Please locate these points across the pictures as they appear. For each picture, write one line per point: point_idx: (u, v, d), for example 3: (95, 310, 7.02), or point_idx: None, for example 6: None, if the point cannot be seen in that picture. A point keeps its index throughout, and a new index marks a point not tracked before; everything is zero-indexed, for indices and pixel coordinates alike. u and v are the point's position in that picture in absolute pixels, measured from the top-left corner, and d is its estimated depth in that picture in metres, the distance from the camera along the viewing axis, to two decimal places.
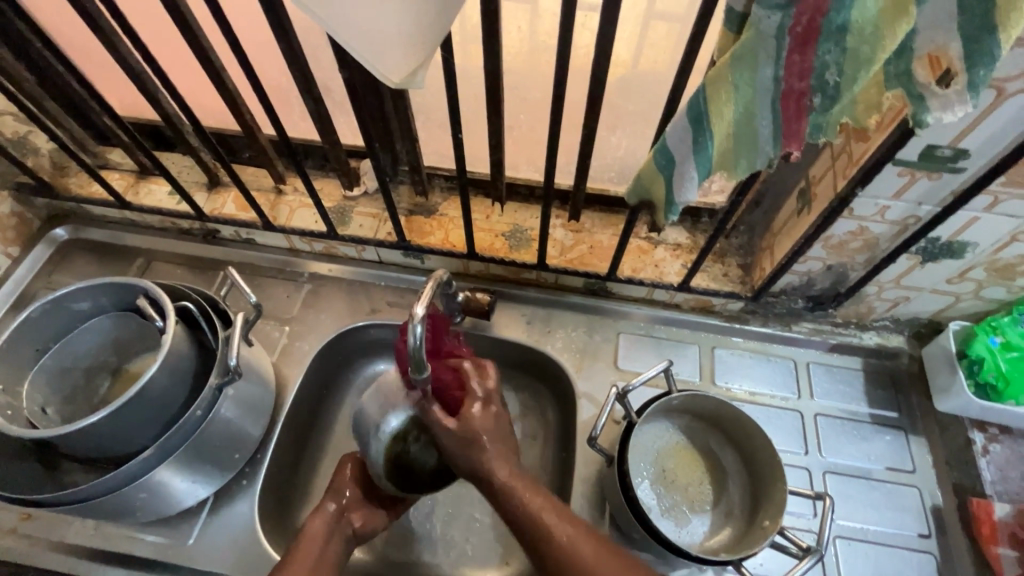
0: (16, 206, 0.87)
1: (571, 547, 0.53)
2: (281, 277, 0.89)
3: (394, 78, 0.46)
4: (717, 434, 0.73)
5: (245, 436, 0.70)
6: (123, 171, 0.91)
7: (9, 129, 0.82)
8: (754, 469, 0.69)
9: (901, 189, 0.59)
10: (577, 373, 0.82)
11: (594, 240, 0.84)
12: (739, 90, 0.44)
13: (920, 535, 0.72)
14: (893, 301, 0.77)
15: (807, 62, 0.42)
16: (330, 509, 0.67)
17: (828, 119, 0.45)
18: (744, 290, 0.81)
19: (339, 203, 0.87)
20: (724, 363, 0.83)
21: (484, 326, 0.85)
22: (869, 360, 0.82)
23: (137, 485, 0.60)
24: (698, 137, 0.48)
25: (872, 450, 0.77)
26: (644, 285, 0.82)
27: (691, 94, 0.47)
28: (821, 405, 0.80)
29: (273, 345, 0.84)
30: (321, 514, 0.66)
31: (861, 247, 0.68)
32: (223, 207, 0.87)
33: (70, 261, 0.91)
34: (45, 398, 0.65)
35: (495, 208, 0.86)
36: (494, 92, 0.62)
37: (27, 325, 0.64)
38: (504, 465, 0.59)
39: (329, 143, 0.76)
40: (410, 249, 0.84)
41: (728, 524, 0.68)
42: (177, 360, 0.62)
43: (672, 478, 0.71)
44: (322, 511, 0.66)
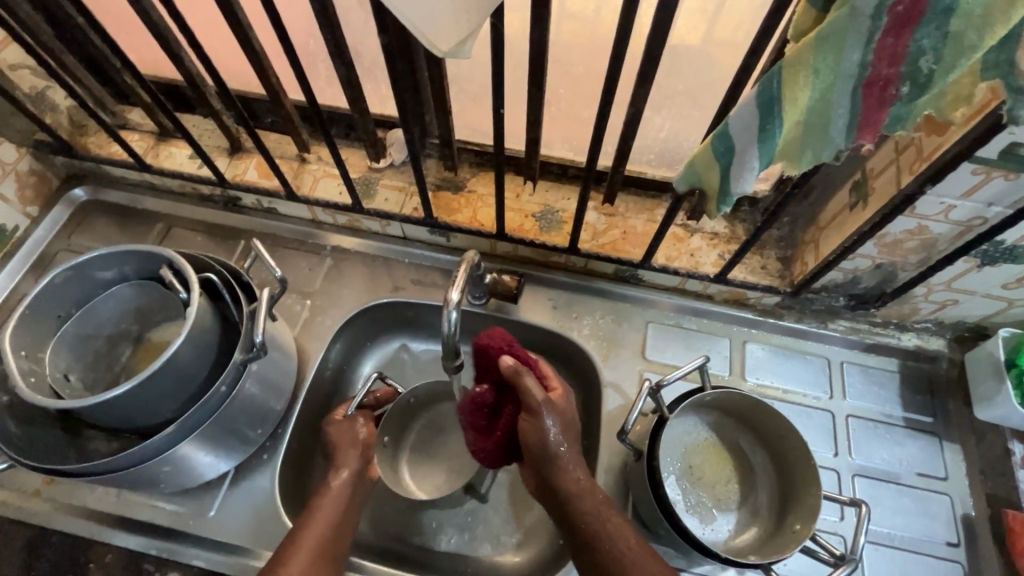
0: (35, 163, 0.85)
1: (622, 554, 0.56)
2: (302, 248, 0.87)
3: (443, 47, 0.43)
4: (748, 432, 0.71)
5: (269, 411, 0.70)
6: (143, 133, 0.88)
7: (27, 84, 0.79)
8: (785, 470, 0.67)
9: (971, 189, 0.55)
10: (604, 362, 0.80)
11: (627, 225, 0.81)
12: (819, 75, 0.41)
13: (948, 544, 0.71)
14: (941, 304, 0.73)
15: (901, 46, 0.38)
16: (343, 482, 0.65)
17: (911, 111, 0.42)
18: (783, 285, 0.78)
19: (364, 175, 0.85)
20: (755, 359, 0.81)
21: (510, 309, 0.83)
22: (905, 362, 0.80)
23: (161, 459, 0.59)
24: (767, 124, 0.45)
25: (904, 454, 0.75)
26: (678, 275, 0.79)
27: (764, 76, 0.43)
28: (853, 406, 0.78)
29: (295, 318, 0.82)
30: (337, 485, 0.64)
31: (917, 247, 0.64)
32: (245, 174, 0.85)
33: (90, 222, 0.89)
34: (68, 364, 0.64)
35: (526, 186, 0.83)
36: (538, 63, 0.58)
37: (49, 290, 0.62)
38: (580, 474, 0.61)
39: (357, 111, 0.73)
40: (437, 226, 0.81)
41: (754, 523, 0.67)
42: (201, 332, 0.61)
43: (699, 475, 0.69)
44: (338, 479, 0.64)
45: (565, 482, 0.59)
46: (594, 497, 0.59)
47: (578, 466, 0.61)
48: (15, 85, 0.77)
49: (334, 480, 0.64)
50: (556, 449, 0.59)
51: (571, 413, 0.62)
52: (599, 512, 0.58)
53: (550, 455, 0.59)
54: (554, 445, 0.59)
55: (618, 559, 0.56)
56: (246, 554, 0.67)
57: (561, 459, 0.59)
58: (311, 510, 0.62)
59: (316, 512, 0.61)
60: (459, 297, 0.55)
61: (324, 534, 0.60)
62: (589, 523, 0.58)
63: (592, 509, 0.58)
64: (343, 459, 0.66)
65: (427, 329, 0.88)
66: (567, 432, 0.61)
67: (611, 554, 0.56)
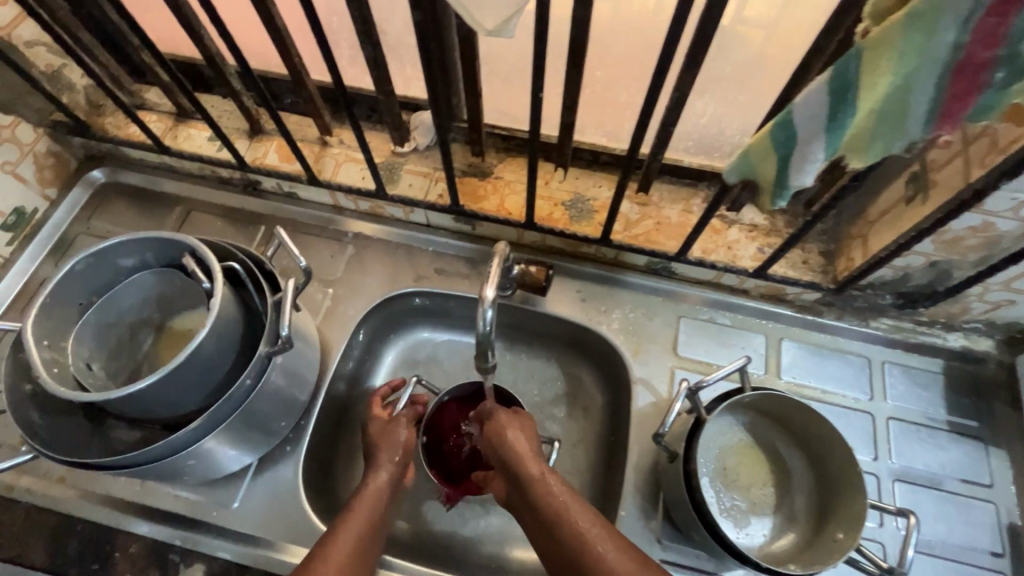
0: (52, 144, 0.83)
1: (581, 531, 0.52)
2: (324, 235, 0.85)
3: (488, 25, 0.39)
4: (785, 434, 0.68)
5: (293, 403, 0.68)
6: (160, 113, 0.85)
7: (43, 62, 0.76)
8: (824, 475, 0.65)
9: None
10: (634, 357, 0.77)
11: (661, 215, 0.78)
12: (904, 58, 0.37)
13: (992, 554, 0.68)
14: (995, 304, 0.69)
15: (1004, 26, 0.34)
16: (381, 481, 0.63)
17: (1003, 100, 0.38)
18: (825, 281, 0.74)
19: (388, 159, 0.82)
20: (791, 357, 0.78)
21: (537, 300, 0.81)
22: (950, 363, 0.77)
23: (186, 453, 0.58)
24: (838, 112, 0.41)
25: (947, 459, 0.72)
26: (714, 269, 0.76)
27: (840, 58, 0.39)
28: (894, 408, 0.75)
29: (316, 307, 0.80)
30: (373, 484, 0.63)
31: (979, 245, 0.60)
32: (265, 157, 0.82)
33: (109, 205, 0.88)
34: (91, 353, 0.63)
35: (556, 173, 0.80)
36: (580, 42, 0.54)
37: (70, 277, 0.61)
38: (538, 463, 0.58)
39: (383, 93, 0.70)
40: (463, 214, 0.78)
41: (791, 529, 0.64)
42: (225, 323, 0.59)
43: (733, 477, 0.67)
44: (376, 478, 0.63)
45: (524, 475, 0.58)
46: (557, 484, 0.56)
47: (539, 460, 0.59)
48: (31, 62, 0.75)
49: (373, 479, 0.63)
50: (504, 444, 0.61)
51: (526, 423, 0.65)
52: (561, 495, 0.55)
53: (503, 450, 0.61)
54: (502, 436, 0.62)
55: (578, 538, 0.51)
56: (271, 547, 0.66)
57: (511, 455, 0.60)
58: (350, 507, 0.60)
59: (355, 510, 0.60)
60: (494, 294, 0.52)
61: (362, 532, 0.58)
62: (551, 507, 0.54)
63: (550, 490, 0.56)
64: (381, 457, 0.66)
65: (450, 319, 0.86)
66: (519, 431, 0.62)
67: (570, 534, 0.52)
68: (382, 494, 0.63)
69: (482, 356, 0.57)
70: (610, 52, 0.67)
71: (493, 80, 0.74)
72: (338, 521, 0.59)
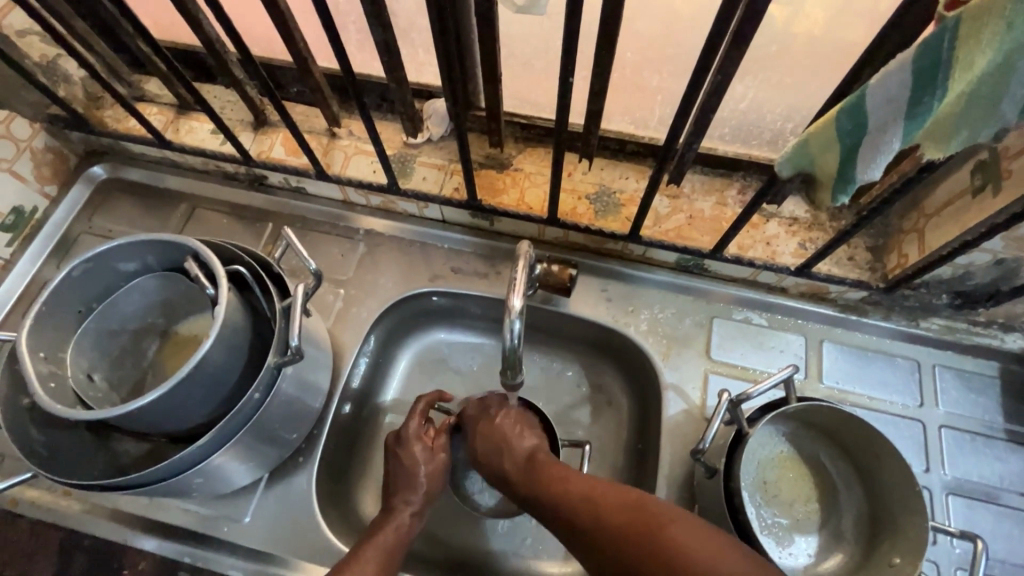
0: (50, 139, 0.79)
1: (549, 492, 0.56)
2: (334, 232, 0.81)
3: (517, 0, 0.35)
4: (830, 445, 0.64)
5: (304, 414, 0.65)
6: (161, 105, 0.81)
7: (36, 52, 0.72)
8: (875, 490, 0.60)
9: None
10: (664, 361, 0.73)
11: (693, 209, 0.72)
12: (1013, 31, 0.31)
13: None
14: None
15: None
16: (406, 512, 0.61)
17: None
18: (874, 279, 0.68)
19: (400, 151, 0.77)
20: (834, 360, 0.72)
21: (560, 301, 0.76)
22: (1008, 366, 0.71)
23: (193, 472, 0.54)
24: (923, 95, 0.36)
25: (1006, 472, 0.67)
26: (752, 267, 0.70)
27: (931, 32, 0.34)
28: (946, 416, 0.69)
29: (327, 309, 0.76)
30: (395, 520, 0.61)
31: None
32: (271, 150, 0.78)
33: (110, 203, 0.84)
34: (91, 364, 0.59)
35: (579, 164, 0.75)
36: (615, 19, 0.48)
37: (67, 284, 0.56)
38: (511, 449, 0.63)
39: (395, 81, 0.65)
40: (481, 209, 0.74)
41: (838, 548, 0.60)
42: (232, 332, 0.55)
43: (774, 492, 0.63)
44: (399, 516, 0.61)
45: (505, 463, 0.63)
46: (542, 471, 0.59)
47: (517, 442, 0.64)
48: (24, 53, 0.71)
49: (398, 513, 0.61)
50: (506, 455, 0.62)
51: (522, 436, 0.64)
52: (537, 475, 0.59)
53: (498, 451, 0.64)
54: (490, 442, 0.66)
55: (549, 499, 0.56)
56: (286, 565, 0.63)
57: (517, 465, 0.61)
58: (368, 542, 0.58)
59: (374, 543, 0.58)
60: (522, 303, 0.48)
61: (379, 567, 0.57)
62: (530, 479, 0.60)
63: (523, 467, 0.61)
64: (407, 492, 0.62)
65: (467, 319, 0.82)
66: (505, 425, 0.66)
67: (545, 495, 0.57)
68: (402, 528, 0.60)
69: (510, 373, 0.54)
70: (642, 31, 0.61)
71: (513, 64, 0.68)
72: (352, 554, 0.57)
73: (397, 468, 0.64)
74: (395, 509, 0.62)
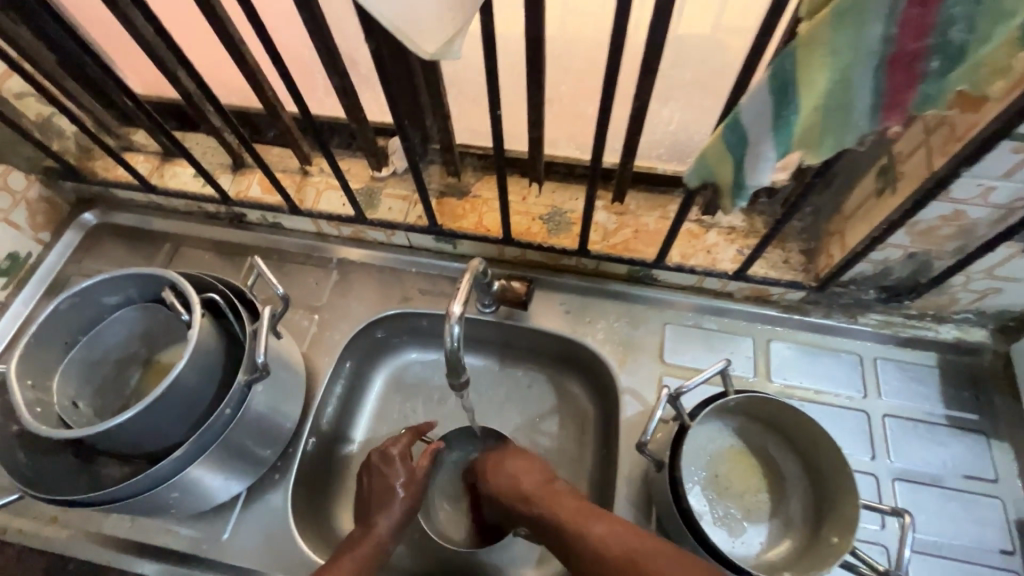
0: (44, 190, 0.86)
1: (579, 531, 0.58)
2: (309, 262, 0.86)
3: (429, 48, 0.40)
4: (776, 436, 0.67)
5: (278, 432, 0.68)
6: (148, 154, 0.88)
7: (32, 112, 0.79)
8: (817, 475, 0.63)
9: (1013, 168, 0.49)
10: (620, 367, 0.77)
11: (638, 223, 0.78)
12: (838, 55, 0.37)
13: (1003, 552, 0.65)
14: (981, 293, 0.68)
15: (930, 16, 0.35)
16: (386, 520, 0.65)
17: (942, 88, 0.38)
18: (808, 279, 0.73)
19: (367, 185, 0.83)
20: (780, 358, 0.77)
21: (520, 315, 0.81)
22: (945, 356, 0.75)
23: (169, 486, 0.58)
24: (782, 111, 0.42)
25: (949, 456, 0.70)
26: (695, 273, 0.76)
27: (776, 58, 0.40)
28: (890, 405, 0.73)
29: (303, 333, 0.81)
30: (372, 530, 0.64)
31: (953, 234, 0.59)
32: (248, 190, 0.84)
33: (100, 246, 0.90)
34: (77, 391, 0.63)
35: (532, 188, 0.81)
36: (536, 57, 0.55)
37: (54, 318, 0.61)
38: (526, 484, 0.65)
39: (356, 121, 0.72)
40: (442, 234, 0.80)
41: (787, 534, 0.63)
42: (205, 354, 0.60)
43: (725, 484, 0.66)
44: (376, 531, 0.64)
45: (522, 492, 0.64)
46: (583, 511, 0.60)
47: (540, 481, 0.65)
48: (21, 113, 0.77)
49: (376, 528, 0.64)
50: (532, 486, 0.65)
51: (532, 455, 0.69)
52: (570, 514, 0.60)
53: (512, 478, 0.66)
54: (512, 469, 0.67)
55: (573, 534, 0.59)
56: None
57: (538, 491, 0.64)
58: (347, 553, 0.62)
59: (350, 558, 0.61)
60: (461, 310, 0.53)
61: None
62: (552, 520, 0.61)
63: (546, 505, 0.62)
64: (385, 508, 0.65)
65: (437, 338, 0.86)
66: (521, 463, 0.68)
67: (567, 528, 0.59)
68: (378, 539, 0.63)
69: (453, 374, 0.57)
70: (574, 66, 0.68)
71: (463, 100, 0.75)
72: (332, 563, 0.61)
73: (376, 486, 0.67)
74: (375, 523, 0.64)
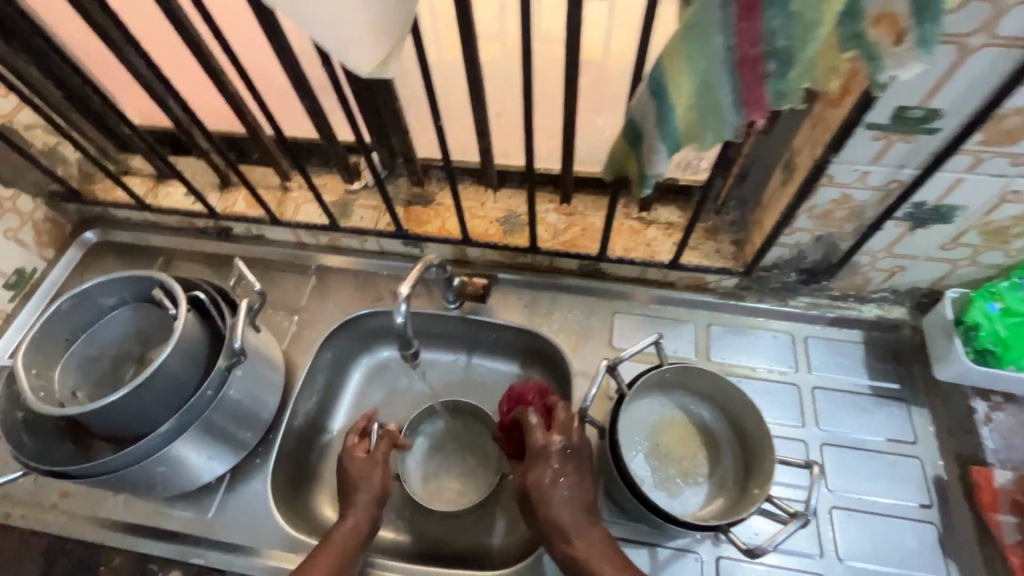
0: (49, 212, 0.95)
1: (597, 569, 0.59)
2: (290, 269, 0.94)
3: (367, 67, 0.47)
4: (711, 407, 0.74)
5: (256, 418, 0.75)
6: (144, 176, 0.98)
7: (39, 141, 0.88)
8: (746, 439, 0.70)
9: (878, 154, 0.58)
10: (573, 352, 0.84)
11: (586, 222, 0.86)
12: (693, 61, 0.45)
13: (921, 505, 0.71)
14: (889, 271, 0.75)
15: (756, 28, 0.43)
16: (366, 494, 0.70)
17: (788, 85, 0.46)
18: (737, 266, 0.81)
19: (341, 198, 0.92)
20: (719, 339, 0.84)
21: (482, 309, 0.88)
22: (870, 332, 0.82)
23: (154, 461, 0.64)
24: (662, 110, 0.49)
25: (873, 422, 0.76)
26: (636, 265, 0.84)
27: (651, 66, 0.48)
28: (819, 378, 0.80)
29: (283, 333, 0.88)
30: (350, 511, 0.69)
31: (847, 216, 0.67)
32: (234, 206, 0.93)
33: (99, 262, 0.98)
34: (76, 382, 0.71)
35: (489, 195, 0.89)
36: (472, 75, 0.64)
37: (57, 317, 0.69)
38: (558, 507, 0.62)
39: (327, 139, 0.81)
40: (409, 238, 0.88)
41: (720, 494, 0.69)
42: (190, 344, 0.67)
43: (666, 452, 0.73)
44: (346, 519, 0.68)
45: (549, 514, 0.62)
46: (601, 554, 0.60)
47: (574, 508, 0.62)
48: (29, 143, 0.87)
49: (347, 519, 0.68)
50: (564, 510, 0.62)
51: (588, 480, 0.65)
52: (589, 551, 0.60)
53: (547, 494, 0.62)
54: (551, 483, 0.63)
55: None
56: (243, 552, 0.72)
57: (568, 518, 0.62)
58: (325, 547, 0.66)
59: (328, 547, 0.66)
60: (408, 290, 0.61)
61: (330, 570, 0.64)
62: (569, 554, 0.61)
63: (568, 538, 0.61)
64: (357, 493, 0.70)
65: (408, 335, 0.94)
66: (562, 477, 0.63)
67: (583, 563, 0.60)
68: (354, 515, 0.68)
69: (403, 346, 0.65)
70: None
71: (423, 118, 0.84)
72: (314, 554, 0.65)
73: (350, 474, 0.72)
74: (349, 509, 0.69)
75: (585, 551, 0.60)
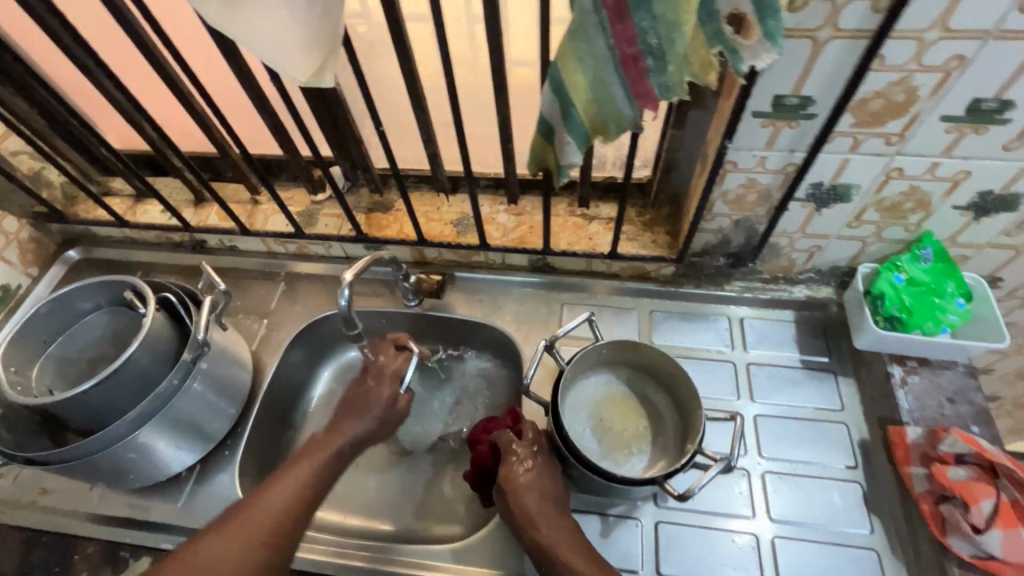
0: (34, 231, 1.01)
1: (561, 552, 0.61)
2: (261, 276, 1.00)
3: (303, 76, 0.53)
4: (648, 381, 0.80)
5: (223, 410, 0.80)
6: (123, 196, 1.04)
7: (24, 166, 0.94)
8: (681, 406, 0.76)
9: (770, 138, 0.65)
10: (525, 341, 0.90)
11: (534, 220, 0.93)
12: (583, 61, 0.51)
13: (847, 467, 0.76)
14: (809, 252, 0.82)
15: (629, 29, 0.48)
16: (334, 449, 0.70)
17: (670, 80, 0.51)
18: (671, 253, 0.87)
19: (307, 208, 0.99)
20: (660, 324, 0.89)
21: (440, 306, 0.94)
22: (800, 312, 0.88)
23: (123, 446, 0.69)
24: (564, 105, 0.55)
25: (804, 393, 0.81)
26: (580, 257, 0.90)
27: (550, 66, 0.54)
28: (753, 355, 0.85)
29: (252, 335, 0.94)
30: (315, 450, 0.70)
31: (758, 199, 0.74)
32: (207, 219, 0.99)
33: (80, 277, 1.04)
34: (53, 381, 0.76)
35: (443, 200, 0.96)
36: (412, 85, 0.72)
37: (37, 319, 0.75)
38: (526, 495, 0.65)
39: (289, 152, 0.88)
40: (369, 242, 0.94)
41: (660, 459, 0.74)
42: (157, 341, 0.72)
43: (609, 426, 0.77)
44: (280, 491, 0.63)
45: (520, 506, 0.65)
46: (568, 541, 0.63)
47: (545, 501, 0.65)
48: (14, 167, 0.93)
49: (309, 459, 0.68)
50: (534, 503, 0.65)
51: (557, 479, 0.68)
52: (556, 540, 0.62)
53: (520, 487, 0.65)
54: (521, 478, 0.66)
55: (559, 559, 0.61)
56: None
57: (538, 508, 0.64)
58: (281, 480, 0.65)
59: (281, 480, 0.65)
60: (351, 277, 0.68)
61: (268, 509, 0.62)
62: (539, 543, 0.63)
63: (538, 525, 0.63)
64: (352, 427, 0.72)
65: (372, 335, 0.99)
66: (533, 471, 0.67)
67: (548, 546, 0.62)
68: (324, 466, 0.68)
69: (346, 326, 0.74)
70: None
71: None
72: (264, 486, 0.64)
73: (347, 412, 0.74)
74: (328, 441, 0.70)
75: (552, 538, 0.63)
